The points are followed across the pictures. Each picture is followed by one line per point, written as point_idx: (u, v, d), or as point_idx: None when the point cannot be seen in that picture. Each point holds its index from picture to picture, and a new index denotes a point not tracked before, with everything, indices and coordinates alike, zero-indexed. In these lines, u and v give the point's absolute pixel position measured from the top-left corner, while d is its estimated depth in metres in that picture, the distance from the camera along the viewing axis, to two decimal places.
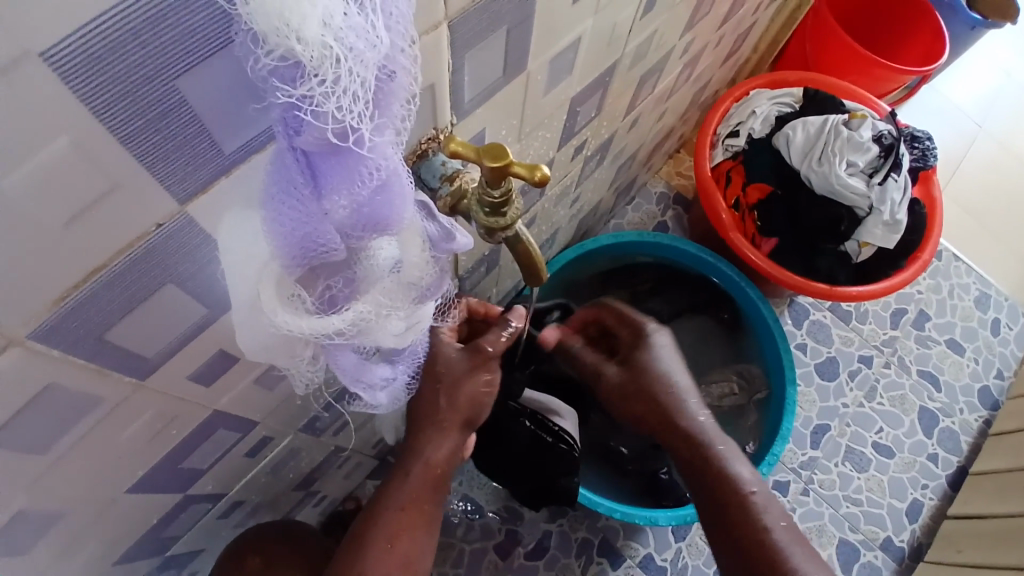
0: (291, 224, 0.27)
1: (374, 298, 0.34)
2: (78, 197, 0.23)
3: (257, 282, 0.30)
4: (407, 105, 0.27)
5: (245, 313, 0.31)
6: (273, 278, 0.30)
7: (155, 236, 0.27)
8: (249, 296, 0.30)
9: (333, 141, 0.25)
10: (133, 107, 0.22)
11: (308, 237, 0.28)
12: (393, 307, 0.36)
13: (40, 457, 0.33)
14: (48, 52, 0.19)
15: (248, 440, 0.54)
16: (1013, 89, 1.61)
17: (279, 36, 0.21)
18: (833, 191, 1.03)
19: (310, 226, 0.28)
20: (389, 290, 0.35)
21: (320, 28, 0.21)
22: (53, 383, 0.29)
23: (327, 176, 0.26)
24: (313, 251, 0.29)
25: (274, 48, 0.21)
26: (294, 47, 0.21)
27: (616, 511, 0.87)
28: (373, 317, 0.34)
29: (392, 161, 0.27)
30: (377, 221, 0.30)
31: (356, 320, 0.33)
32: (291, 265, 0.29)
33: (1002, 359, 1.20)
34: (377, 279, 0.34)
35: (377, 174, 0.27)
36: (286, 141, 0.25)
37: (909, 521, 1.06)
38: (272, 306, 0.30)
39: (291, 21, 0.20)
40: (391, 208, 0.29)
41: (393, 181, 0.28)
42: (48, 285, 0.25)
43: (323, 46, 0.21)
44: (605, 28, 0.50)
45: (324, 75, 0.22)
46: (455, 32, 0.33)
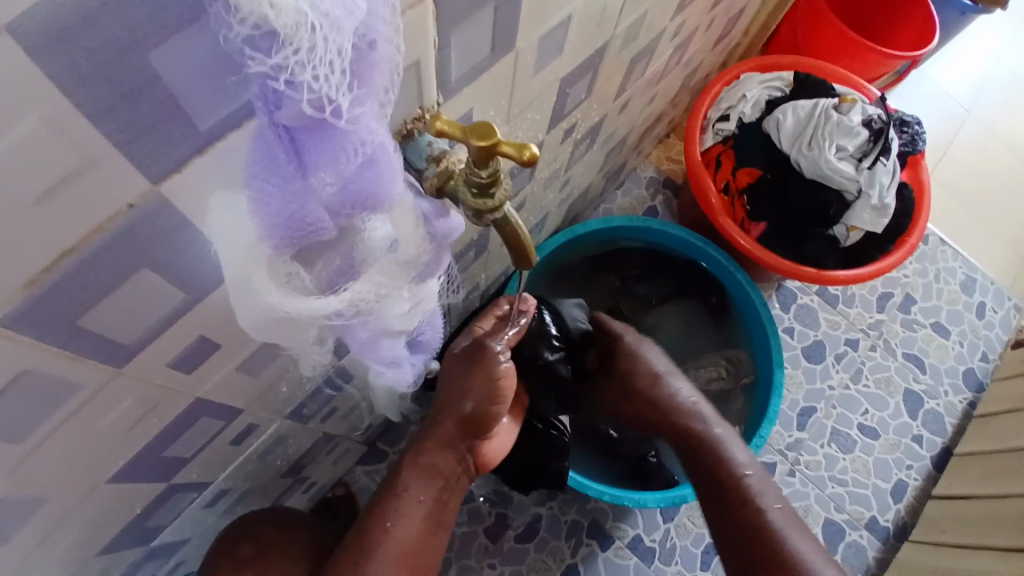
0: (277, 204, 0.27)
1: (372, 278, 0.34)
2: (48, 173, 0.22)
3: (245, 264, 0.29)
4: (390, 77, 0.26)
5: (238, 297, 0.30)
6: (263, 260, 0.29)
7: (129, 217, 0.26)
8: (237, 279, 0.29)
9: (315, 114, 0.24)
10: (109, 80, 0.21)
11: (295, 216, 0.28)
12: (393, 286, 0.35)
13: (17, 446, 0.32)
14: (15, 25, 0.18)
15: (233, 427, 0.53)
16: (1001, 74, 1.61)
17: (253, 3, 0.20)
18: (823, 175, 1.03)
19: (296, 205, 0.28)
20: (387, 269, 0.34)
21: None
22: (28, 367, 0.28)
23: (311, 152, 0.26)
24: (302, 231, 0.29)
25: (246, 17, 0.20)
26: (266, 15, 0.20)
27: (605, 494, 0.87)
28: (376, 297, 0.34)
29: (377, 136, 0.27)
30: (363, 198, 0.30)
31: (358, 300, 0.33)
32: (280, 247, 0.29)
33: (986, 342, 1.21)
34: (372, 257, 0.34)
35: (364, 148, 0.27)
36: (267, 117, 0.24)
37: (893, 501, 1.08)
38: (264, 286, 0.29)
39: None
40: (377, 184, 0.30)
41: (379, 156, 0.28)
42: (18, 267, 0.24)
43: (297, 12, 0.21)
44: (595, 6, 0.49)
45: (299, 43, 0.21)
46: (441, 6, 0.32)
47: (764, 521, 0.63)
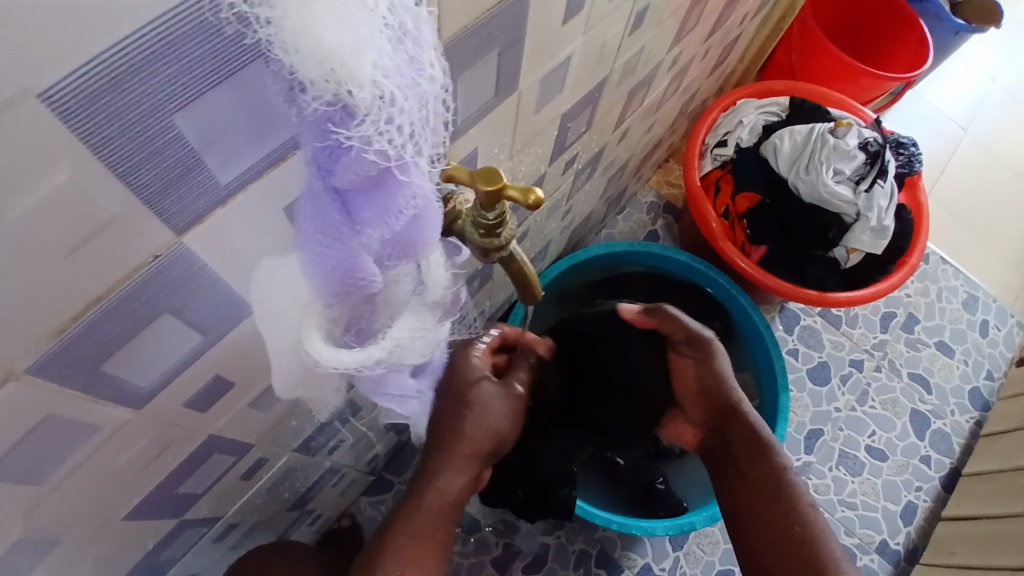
0: (333, 258, 0.28)
1: (408, 323, 0.35)
2: (78, 229, 0.23)
3: (299, 316, 0.30)
4: (437, 133, 0.28)
5: (286, 348, 0.32)
6: (314, 313, 0.30)
7: (152, 266, 0.27)
8: (291, 332, 0.31)
9: (376, 177, 0.25)
10: (134, 139, 0.22)
11: (346, 268, 0.29)
12: (426, 330, 0.36)
13: (36, 487, 0.32)
14: (47, 92, 0.19)
15: (243, 462, 0.54)
16: (994, 94, 1.64)
17: (328, 81, 0.21)
18: (821, 199, 1.05)
19: (349, 259, 0.28)
20: (418, 314, 0.36)
21: (371, 72, 0.22)
22: (50, 413, 0.29)
23: (366, 211, 0.27)
24: (350, 282, 0.30)
25: (323, 93, 0.22)
26: (344, 90, 0.22)
27: (613, 523, 0.86)
28: (409, 341, 0.35)
29: (427, 191, 0.28)
30: (409, 246, 0.30)
31: (393, 348, 0.34)
32: (330, 298, 0.30)
33: (991, 360, 1.21)
34: (400, 305, 0.35)
35: (414, 203, 0.28)
36: (320, 180, 0.25)
37: (904, 523, 1.07)
38: (314, 343, 0.31)
39: (344, 65, 0.21)
40: (422, 235, 0.30)
41: (427, 210, 0.29)
42: (46, 317, 0.24)
43: (372, 87, 0.22)
44: (594, 46, 0.51)
45: (373, 114, 0.23)
46: (449, 55, 0.33)
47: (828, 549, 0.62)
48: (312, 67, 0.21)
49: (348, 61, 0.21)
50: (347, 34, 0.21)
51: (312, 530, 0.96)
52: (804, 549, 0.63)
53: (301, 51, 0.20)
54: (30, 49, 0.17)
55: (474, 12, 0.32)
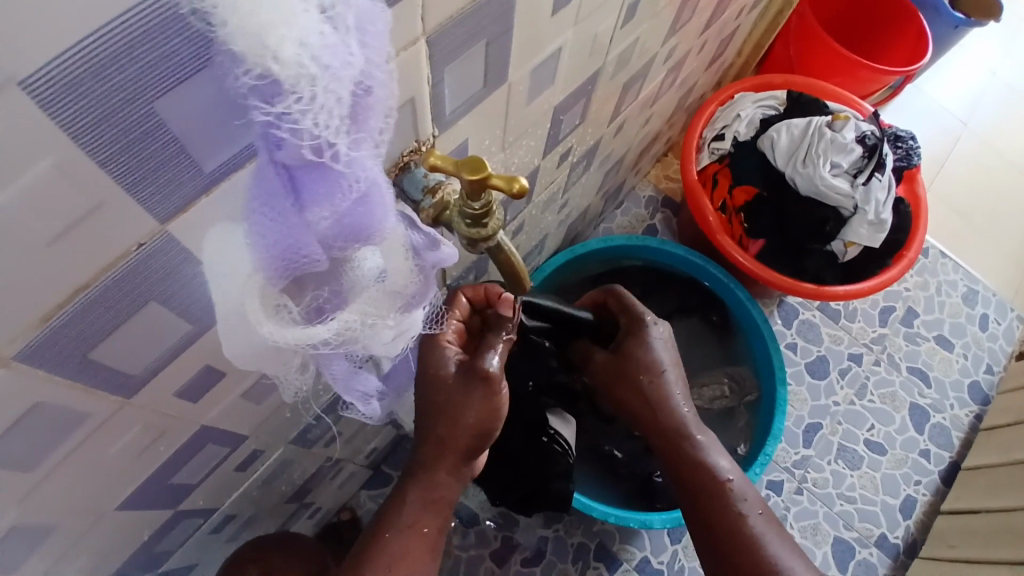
0: (274, 236, 0.27)
1: (360, 307, 0.34)
2: (58, 218, 0.23)
3: (242, 293, 0.29)
4: (384, 118, 0.27)
5: (229, 323, 0.31)
6: (259, 292, 0.29)
7: (137, 254, 0.27)
8: (235, 307, 0.30)
9: (312, 155, 0.25)
10: (107, 126, 0.22)
11: (290, 249, 0.28)
12: (380, 315, 0.36)
13: (28, 475, 0.33)
14: (28, 80, 0.19)
15: (238, 453, 0.54)
16: (996, 87, 1.63)
17: (256, 55, 0.21)
18: (818, 192, 1.04)
19: (291, 238, 0.28)
20: (376, 299, 0.35)
21: (296, 47, 0.21)
22: (39, 401, 0.29)
23: (308, 188, 0.26)
24: (297, 263, 0.29)
25: (253, 67, 0.21)
26: (269, 66, 0.21)
27: (609, 515, 0.88)
28: (361, 326, 0.35)
29: (371, 172, 0.28)
30: (360, 230, 0.30)
31: (342, 329, 0.34)
32: (277, 279, 0.30)
33: (991, 355, 1.21)
34: (362, 288, 0.34)
35: (358, 185, 0.27)
36: (267, 155, 0.25)
37: (903, 517, 1.07)
38: (258, 318, 0.30)
39: (268, 42, 0.20)
40: (372, 218, 0.30)
41: (373, 191, 0.29)
42: (29, 305, 0.25)
43: (299, 65, 0.21)
44: (585, 39, 0.51)
45: (301, 93, 0.22)
46: (434, 46, 0.33)
47: (747, 529, 0.62)
48: (237, 38, 0.20)
49: (270, 34, 0.20)
50: (272, 10, 0.20)
51: (312, 524, 0.97)
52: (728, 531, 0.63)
53: (227, 24, 0.20)
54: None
55: (459, 1, 0.32)
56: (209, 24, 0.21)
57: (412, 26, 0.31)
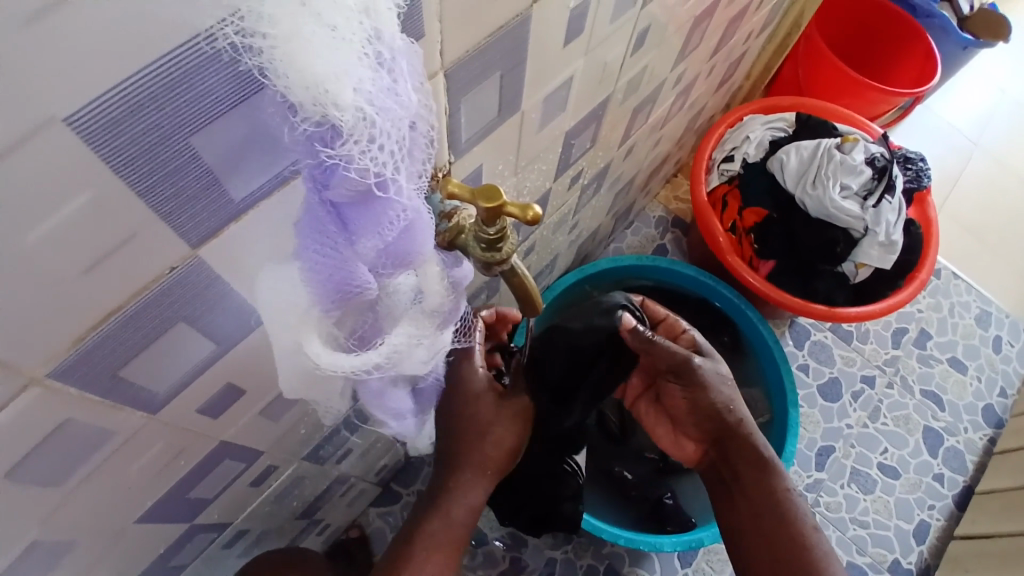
0: (329, 269, 0.29)
1: (406, 330, 0.36)
2: (97, 244, 0.24)
3: (299, 326, 0.31)
4: (427, 150, 0.29)
5: (285, 354, 0.32)
6: (313, 323, 0.31)
7: (168, 278, 0.28)
8: (291, 341, 0.31)
9: (364, 190, 0.27)
10: (150, 160, 0.23)
11: (342, 281, 0.30)
12: (421, 336, 0.37)
13: (54, 490, 0.34)
14: (71, 117, 0.20)
15: (253, 470, 0.55)
16: (1006, 107, 1.64)
17: (316, 105, 0.23)
18: (829, 215, 1.05)
19: (345, 270, 0.29)
20: (414, 321, 0.37)
21: (353, 94, 0.23)
22: (69, 418, 0.30)
23: (357, 221, 0.28)
24: (347, 292, 0.31)
25: (311, 116, 0.23)
26: (329, 114, 0.23)
27: (620, 538, 0.88)
28: (406, 348, 0.36)
29: (416, 202, 0.29)
30: (404, 259, 0.31)
31: (392, 353, 0.35)
32: (329, 309, 0.31)
33: (1005, 377, 1.20)
34: (400, 310, 0.36)
35: (404, 215, 0.29)
36: (316, 194, 0.27)
37: (917, 543, 1.06)
38: (312, 347, 0.31)
39: (327, 92, 0.22)
40: (415, 245, 0.31)
41: (417, 221, 0.30)
42: (66, 327, 0.26)
43: (358, 110, 0.24)
44: (597, 66, 0.53)
45: (358, 136, 0.24)
46: (452, 79, 0.35)
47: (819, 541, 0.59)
48: (300, 93, 0.22)
49: (330, 86, 0.22)
50: (331, 65, 0.22)
51: (321, 541, 0.98)
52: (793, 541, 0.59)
53: (289, 78, 0.22)
54: (50, 77, 0.18)
55: (475, 37, 0.34)
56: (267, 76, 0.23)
57: (431, 62, 0.32)
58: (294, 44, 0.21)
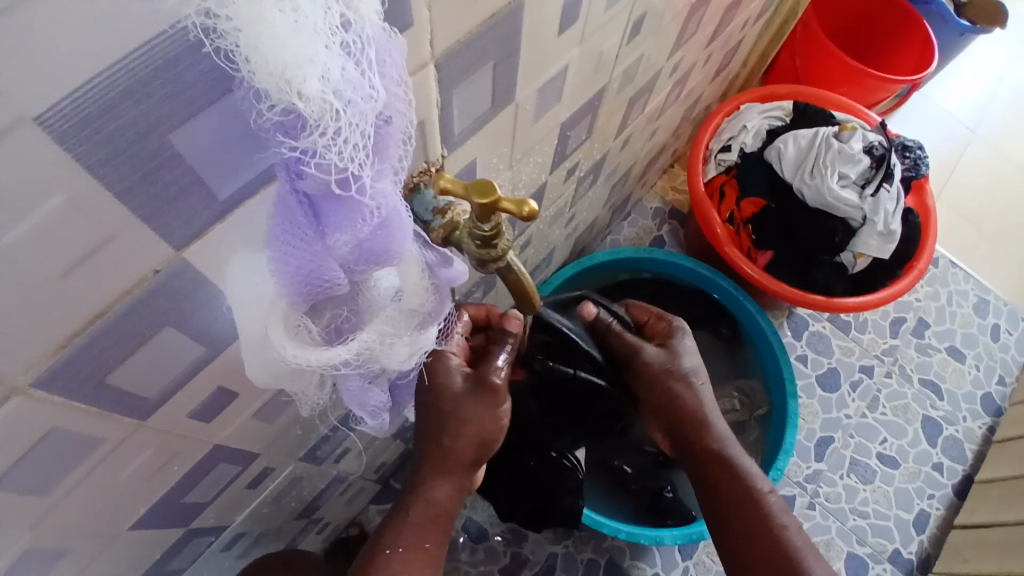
0: (297, 262, 0.28)
1: (379, 327, 0.36)
2: (76, 247, 0.23)
3: (264, 318, 0.30)
4: (402, 146, 0.28)
5: (250, 347, 0.32)
6: (280, 313, 0.31)
7: (153, 280, 0.27)
8: (257, 331, 0.31)
9: (334, 188, 0.25)
10: (131, 158, 0.22)
11: (314, 275, 0.29)
12: (398, 335, 0.37)
13: (42, 499, 0.33)
14: (43, 118, 0.19)
15: (249, 472, 0.54)
16: (1002, 93, 1.63)
17: (281, 92, 0.21)
18: (826, 204, 1.04)
19: (316, 263, 0.28)
20: (392, 319, 0.36)
21: (320, 84, 0.21)
22: (55, 426, 0.29)
23: (329, 217, 0.27)
24: (317, 287, 0.30)
25: (277, 103, 0.22)
26: (295, 103, 0.21)
27: (620, 531, 0.88)
28: (379, 346, 0.36)
29: (392, 199, 0.28)
30: (380, 255, 0.30)
31: (362, 350, 0.35)
32: (297, 302, 0.30)
33: (1003, 365, 1.20)
34: (378, 308, 0.36)
35: (379, 212, 0.28)
36: (289, 184, 0.25)
37: (917, 532, 1.06)
38: (279, 339, 0.31)
39: (291, 79, 0.21)
40: (393, 243, 0.30)
41: (393, 217, 0.29)
42: (48, 334, 0.25)
43: (323, 101, 0.22)
44: (592, 56, 0.51)
45: (324, 127, 0.23)
46: (442, 70, 0.34)
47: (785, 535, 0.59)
48: (264, 78, 0.21)
49: (294, 73, 0.21)
50: (297, 51, 0.20)
51: (321, 540, 0.97)
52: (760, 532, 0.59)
53: (254, 64, 0.20)
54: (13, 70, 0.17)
55: (466, 26, 0.33)
56: (234, 62, 0.22)
57: (421, 52, 0.31)
58: (254, 27, 0.20)
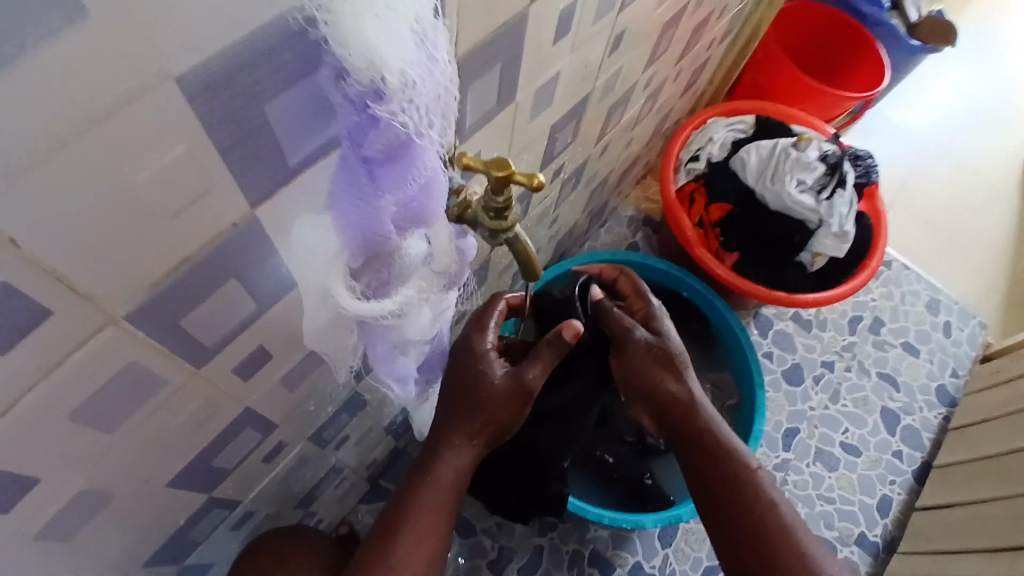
0: (355, 219, 0.33)
1: (416, 284, 0.41)
2: (185, 193, 0.28)
3: (324, 270, 0.35)
4: (445, 122, 0.34)
5: (312, 298, 0.36)
6: (338, 266, 0.35)
7: (231, 233, 0.33)
8: (318, 286, 0.35)
9: (396, 147, 0.31)
10: (234, 121, 0.28)
11: (370, 232, 0.34)
12: (429, 293, 0.42)
13: (106, 437, 0.37)
14: (181, 78, 0.24)
15: (266, 444, 0.59)
16: (948, 110, 1.77)
17: (370, 69, 0.27)
18: (787, 208, 1.13)
19: (372, 221, 0.33)
20: (425, 278, 0.42)
21: (399, 63, 0.28)
22: (133, 361, 0.34)
23: (386, 178, 0.32)
24: (369, 241, 0.35)
25: (364, 78, 0.28)
26: (380, 76, 0.27)
27: (604, 517, 0.93)
28: (416, 300, 0.41)
29: (433, 164, 0.34)
30: (419, 218, 0.36)
31: (404, 303, 0.40)
32: (351, 255, 0.35)
33: (956, 359, 1.30)
34: (412, 271, 0.41)
35: (424, 173, 0.33)
36: (352, 151, 0.31)
37: (881, 516, 1.14)
38: (338, 290, 0.35)
39: (379, 59, 0.27)
40: (430, 207, 0.35)
41: (433, 181, 0.34)
42: (146, 270, 0.30)
43: (401, 75, 0.28)
44: (579, 65, 0.58)
45: (400, 97, 0.29)
46: (463, 67, 0.40)
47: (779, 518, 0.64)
48: (356, 57, 0.27)
49: (382, 52, 0.27)
50: (385, 35, 0.27)
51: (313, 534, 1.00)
52: (757, 516, 0.64)
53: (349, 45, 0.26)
54: (169, 41, 0.23)
55: (484, 30, 0.39)
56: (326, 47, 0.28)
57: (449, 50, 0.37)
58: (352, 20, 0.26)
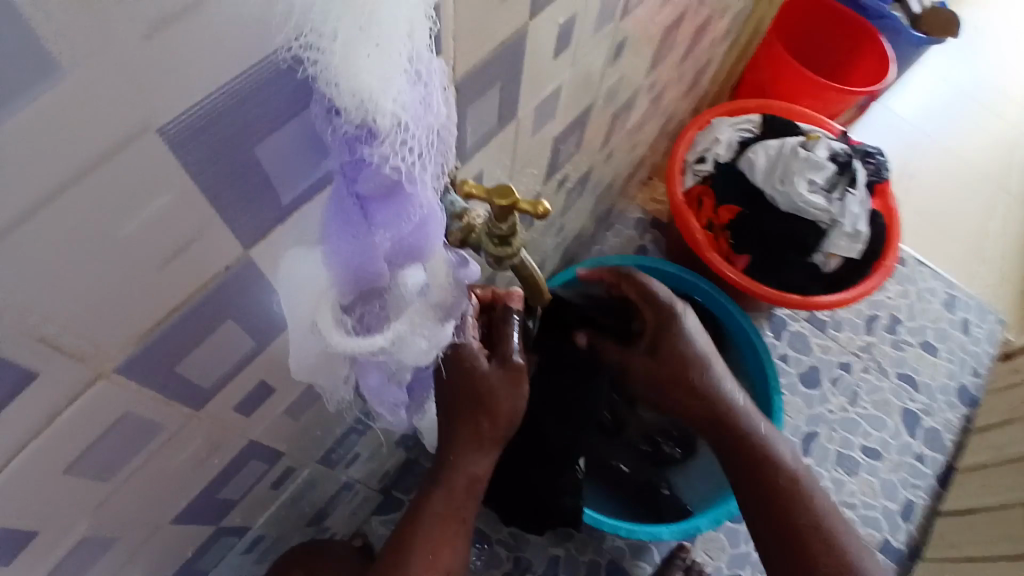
0: (347, 254, 0.32)
1: (410, 317, 0.38)
2: (173, 242, 0.27)
3: (314, 305, 0.34)
4: (441, 156, 0.33)
5: (299, 335, 0.35)
6: (328, 302, 0.34)
7: (224, 276, 0.31)
8: (306, 320, 0.35)
9: (388, 186, 0.30)
10: (221, 166, 0.27)
11: (362, 267, 0.34)
12: (422, 325, 0.39)
13: (107, 483, 0.37)
14: (163, 127, 0.23)
15: (273, 471, 0.58)
16: (957, 99, 1.73)
17: (359, 109, 0.26)
18: (797, 208, 1.11)
19: (364, 256, 0.33)
20: (419, 310, 0.38)
21: (392, 103, 0.27)
22: (129, 409, 0.33)
23: (378, 215, 0.31)
24: (362, 276, 0.34)
25: (354, 118, 0.27)
26: (370, 117, 0.27)
27: (620, 528, 0.91)
28: (409, 334, 0.38)
29: (430, 200, 0.33)
30: (414, 250, 0.35)
31: (397, 338, 0.37)
32: (342, 290, 0.35)
33: (975, 357, 1.27)
34: (406, 303, 0.37)
35: (420, 210, 0.32)
36: (345, 187, 0.30)
37: (903, 521, 1.12)
38: (327, 328, 0.34)
39: (370, 100, 0.26)
40: (426, 240, 0.35)
41: (430, 217, 0.33)
42: (137, 320, 0.29)
43: (393, 115, 0.27)
44: (581, 76, 0.57)
45: (391, 137, 0.28)
46: (461, 90, 0.39)
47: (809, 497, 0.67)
48: (346, 98, 0.26)
49: (373, 94, 0.26)
50: (376, 76, 0.25)
51: None
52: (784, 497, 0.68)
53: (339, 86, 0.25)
54: (150, 91, 0.22)
55: (482, 51, 0.38)
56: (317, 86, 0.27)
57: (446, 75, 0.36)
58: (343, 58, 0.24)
